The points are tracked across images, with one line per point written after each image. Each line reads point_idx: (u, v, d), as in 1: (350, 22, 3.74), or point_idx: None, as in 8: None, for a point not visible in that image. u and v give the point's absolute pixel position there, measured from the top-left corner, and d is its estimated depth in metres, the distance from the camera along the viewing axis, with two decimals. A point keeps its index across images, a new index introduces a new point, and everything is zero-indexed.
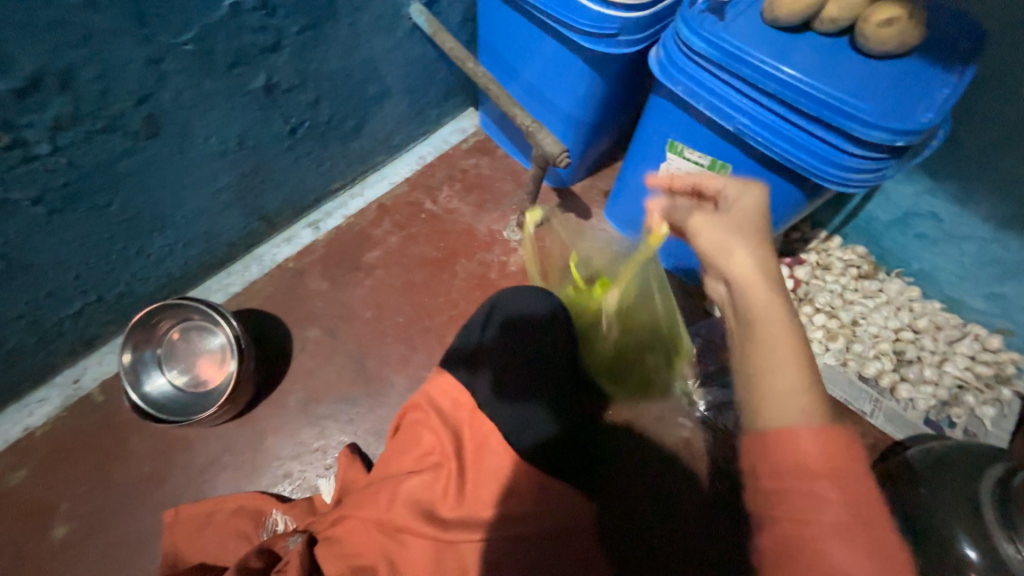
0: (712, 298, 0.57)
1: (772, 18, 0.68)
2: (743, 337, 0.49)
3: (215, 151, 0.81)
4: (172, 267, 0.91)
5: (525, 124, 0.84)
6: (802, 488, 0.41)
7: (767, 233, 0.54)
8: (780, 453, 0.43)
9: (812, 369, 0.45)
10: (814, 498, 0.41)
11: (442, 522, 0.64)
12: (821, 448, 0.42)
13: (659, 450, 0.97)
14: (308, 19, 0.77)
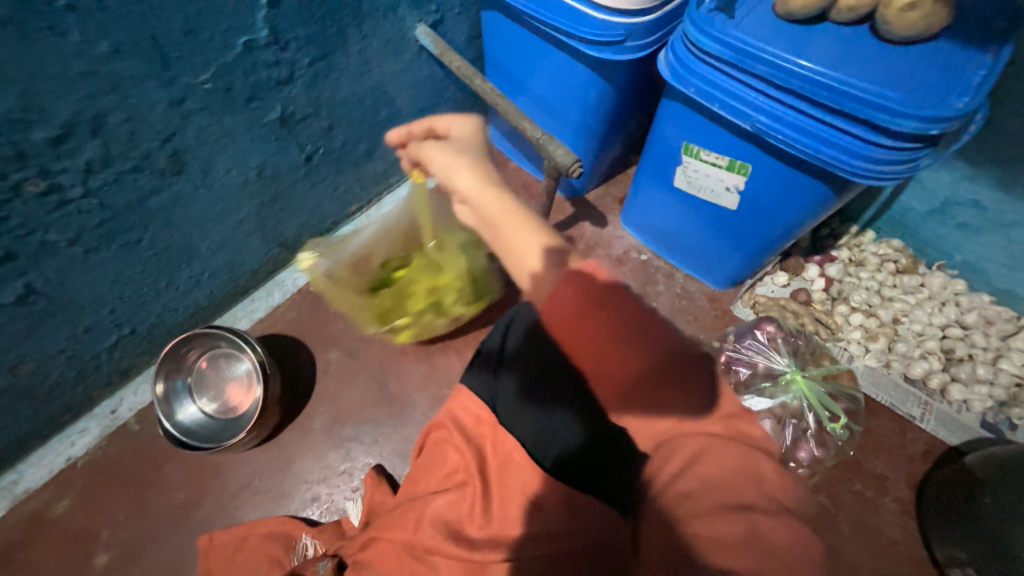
0: (462, 217, 0.72)
1: (786, 12, 0.66)
2: (489, 231, 0.68)
3: (236, 182, 0.84)
4: (199, 297, 0.94)
5: (535, 137, 0.84)
6: (600, 346, 0.55)
7: (480, 148, 0.73)
8: (566, 319, 0.57)
9: (543, 226, 0.63)
10: (608, 347, 0.55)
11: (470, 543, 0.63)
12: (584, 300, 0.56)
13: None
14: (319, 50, 0.79)
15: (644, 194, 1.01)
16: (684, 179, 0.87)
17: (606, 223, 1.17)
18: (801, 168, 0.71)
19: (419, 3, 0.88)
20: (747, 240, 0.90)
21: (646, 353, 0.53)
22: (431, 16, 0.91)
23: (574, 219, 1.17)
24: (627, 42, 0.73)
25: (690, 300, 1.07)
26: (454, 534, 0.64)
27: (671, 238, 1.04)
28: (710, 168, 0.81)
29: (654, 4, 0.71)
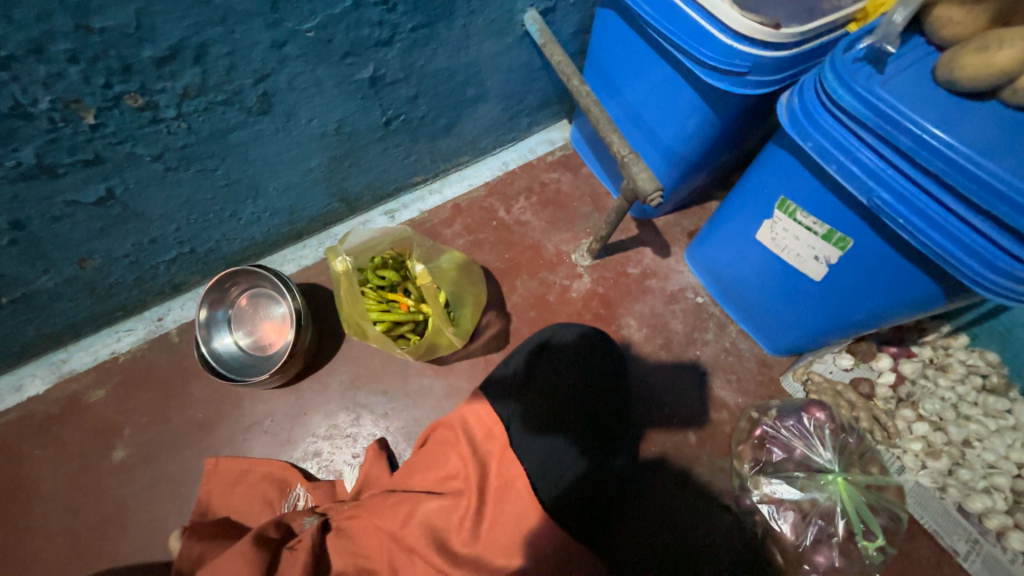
0: None
1: (948, 80, 0.57)
2: None
3: (315, 133, 0.84)
4: (256, 233, 0.97)
5: (620, 154, 0.78)
6: None
7: None
8: None
9: None
10: None
11: (452, 556, 0.62)
12: None
13: (694, 524, 0.87)
14: (425, 18, 0.77)
15: (719, 236, 0.93)
16: (770, 235, 0.80)
17: (667, 253, 1.11)
18: (910, 259, 0.63)
19: None
20: (821, 315, 0.82)
21: None
22: (544, 2, 0.87)
23: (634, 241, 1.11)
24: (749, 75, 0.66)
25: (737, 357, 1.00)
26: (439, 542, 0.63)
27: (736, 290, 0.97)
28: (803, 231, 0.73)
29: (792, 39, 0.63)
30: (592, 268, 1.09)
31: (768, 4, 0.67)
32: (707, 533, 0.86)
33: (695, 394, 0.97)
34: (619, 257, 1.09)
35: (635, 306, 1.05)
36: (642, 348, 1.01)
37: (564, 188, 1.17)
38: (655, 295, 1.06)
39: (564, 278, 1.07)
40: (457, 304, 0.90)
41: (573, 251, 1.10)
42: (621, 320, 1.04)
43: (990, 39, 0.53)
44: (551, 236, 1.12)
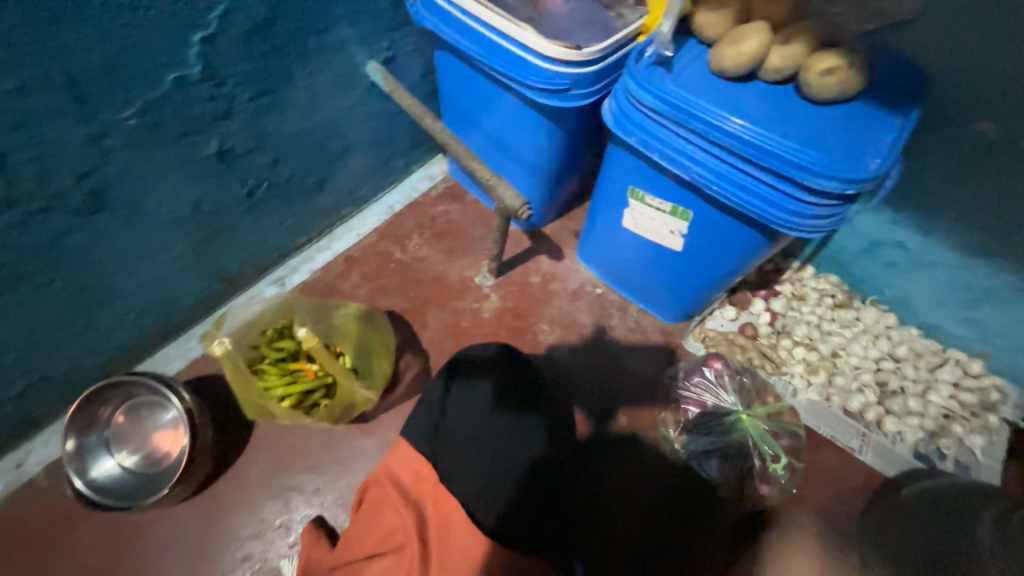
0: None
1: (719, 70, 0.70)
2: None
3: (167, 220, 0.79)
4: (124, 337, 0.87)
5: (484, 178, 0.84)
6: None
7: None
8: None
9: None
10: None
11: None
12: None
13: (638, 493, 0.93)
14: (261, 87, 0.77)
15: (597, 230, 1.02)
16: (632, 220, 0.89)
17: (562, 255, 1.18)
18: (734, 218, 0.74)
19: (370, 41, 0.87)
20: (693, 280, 0.92)
21: None
22: (382, 52, 0.91)
23: (530, 252, 1.17)
24: (571, 90, 0.75)
25: (644, 334, 1.08)
26: None
27: (624, 274, 1.06)
28: (655, 212, 0.83)
29: (596, 55, 0.73)
30: (497, 286, 1.12)
31: (570, 30, 0.77)
32: (653, 501, 0.92)
33: (616, 378, 1.03)
34: (520, 270, 1.15)
35: (545, 311, 1.10)
36: (560, 349, 1.06)
37: (454, 217, 1.21)
38: (560, 297, 1.12)
39: (473, 302, 1.09)
40: (366, 359, 0.88)
41: (476, 274, 1.13)
42: (536, 327, 1.08)
43: (735, 35, 0.68)
44: (451, 266, 1.14)
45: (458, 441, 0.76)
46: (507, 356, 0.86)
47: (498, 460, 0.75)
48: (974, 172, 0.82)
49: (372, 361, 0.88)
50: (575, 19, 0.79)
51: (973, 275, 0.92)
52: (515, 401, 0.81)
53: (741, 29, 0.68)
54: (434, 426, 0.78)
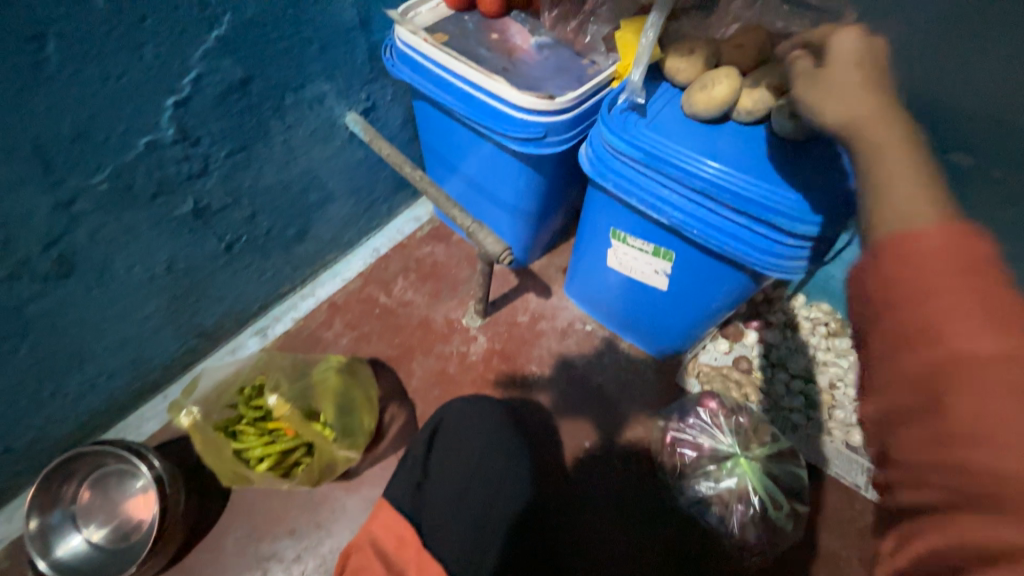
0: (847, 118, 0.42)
1: (692, 113, 0.70)
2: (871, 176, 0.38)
3: (140, 279, 0.78)
4: (96, 401, 0.84)
5: (465, 225, 0.83)
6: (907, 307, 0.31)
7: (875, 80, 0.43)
8: (910, 266, 0.32)
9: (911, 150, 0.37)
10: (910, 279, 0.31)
11: None
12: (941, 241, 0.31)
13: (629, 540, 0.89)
14: (237, 144, 0.77)
15: (582, 269, 1.01)
16: (616, 260, 0.88)
17: (550, 293, 1.17)
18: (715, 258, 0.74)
19: (349, 94, 0.88)
20: (680, 318, 0.91)
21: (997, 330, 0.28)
22: (361, 104, 0.92)
23: (517, 291, 1.16)
24: (547, 138, 0.75)
25: (635, 371, 1.06)
26: None
27: (611, 311, 1.04)
28: (637, 252, 0.83)
29: (569, 104, 0.74)
30: (484, 327, 1.10)
31: (543, 79, 0.78)
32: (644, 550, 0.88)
33: (608, 419, 1.00)
34: (507, 310, 1.13)
35: (534, 352, 1.08)
36: (550, 390, 1.03)
37: (439, 258, 1.20)
38: (549, 336, 1.10)
39: (460, 345, 1.07)
40: (349, 417, 0.84)
41: (462, 316, 1.11)
42: (525, 369, 1.05)
43: (703, 83, 0.68)
44: (437, 308, 1.12)
45: (444, 502, 0.74)
46: (495, 406, 0.85)
47: (486, 516, 0.73)
48: None
49: (354, 419, 0.84)
50: (548, 68, 0.80)
51: None
52: (498, 454, 0.80)
53: (709, 75, 0.68)
54: (418, 483, 0.75)
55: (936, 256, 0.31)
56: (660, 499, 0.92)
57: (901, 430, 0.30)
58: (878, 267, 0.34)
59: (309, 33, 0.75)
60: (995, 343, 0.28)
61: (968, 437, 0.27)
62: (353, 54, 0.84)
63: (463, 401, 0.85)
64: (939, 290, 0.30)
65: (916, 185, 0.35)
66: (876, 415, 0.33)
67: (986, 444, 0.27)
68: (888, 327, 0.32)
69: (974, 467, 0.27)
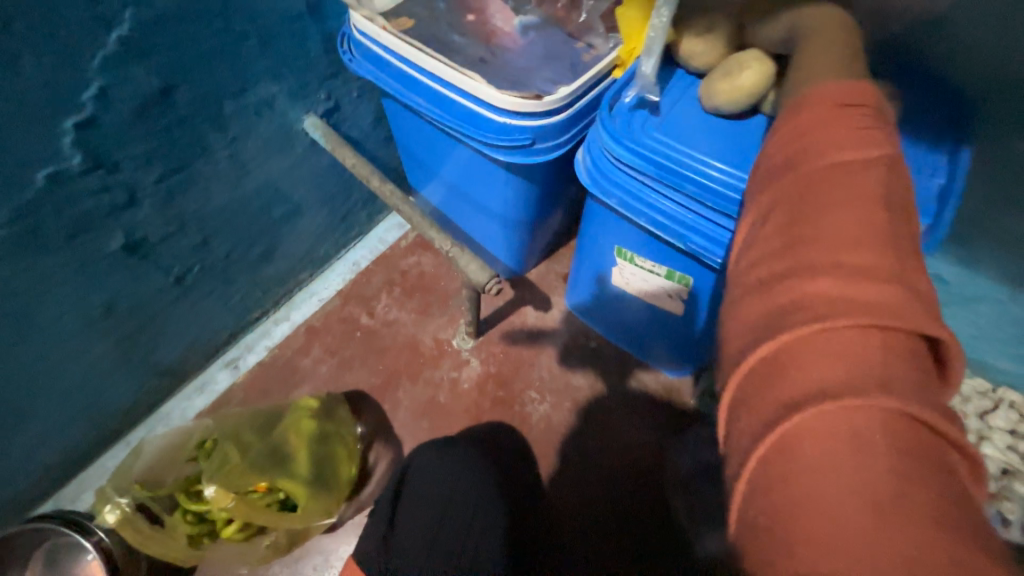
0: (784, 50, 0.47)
1: (713, 109, 0.57)
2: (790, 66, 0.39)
3: (73, 327, 0.68)
4: (46, 458, 0.76)
5: (444, 248, 0.71)
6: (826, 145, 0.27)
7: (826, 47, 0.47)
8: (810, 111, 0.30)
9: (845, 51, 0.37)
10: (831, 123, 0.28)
11: None
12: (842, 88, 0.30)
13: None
14: (169, 165, 0.65)
15: (584, 284, 0.89)
16: (622, 279, 0.76)
17: (549, 305, 1.05)
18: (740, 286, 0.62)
19: (303, 94, 0.75)
20: (698, 342, 0.79)
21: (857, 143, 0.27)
22: (321, 104, 0.79)
23: (514, 305, 1.04)
24: (536, 145, 0.62)
25: (647, 393, 0.95)
26: None
27: (618, 328, 0.93)
28: (646, 273, 0.71)
29: (561, 101, 0.60)
30: (477, 348, 0.99)
31: (531, 70, 0.64)
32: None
33: (617, 450, 0.90)
34: (502, 327, 1.02)
35: (533, 375, 0.97)
36: (552, 418, 0.93)
37: (426, 269, 1.08)
38: (549, 355, 0.99)
39: (451, 369, 0.97)
40: (330, 471, 0.75)
41: (453, 337, 1.00)
42: (524, 395, 0.95)
43: (729, 70, 0.54)
44: (425, 328, 1.01)
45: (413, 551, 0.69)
46: (460, 447, 0.81)
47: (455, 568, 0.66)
48: None
49: (337, 472, 0.76)
50: (537, 56, 0.66)
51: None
52: (472, 493, 0.76)
53: (735, 60, 0.54)
54: (382, 538, 0.70)
55: (838, 105, 0.29)
56: (677, 543, 0.82)
57: (792, 294, 0.24)
58: (793, 114, 0.31)
59: (243, 25, 0.62)
60: (855, 159, 0.27)
61: (814, 263, 0.25)
62: (303, 47, 0.70)
63: (429, 445, 0.83)
64: (829, 127, 0.28)
65: (832, 64, 0.34)
66: (763, 276, 0.26)
67: (833, 268, 0.24)
68: (787, 180, 0.28)
69: (832, 280, 0.24)
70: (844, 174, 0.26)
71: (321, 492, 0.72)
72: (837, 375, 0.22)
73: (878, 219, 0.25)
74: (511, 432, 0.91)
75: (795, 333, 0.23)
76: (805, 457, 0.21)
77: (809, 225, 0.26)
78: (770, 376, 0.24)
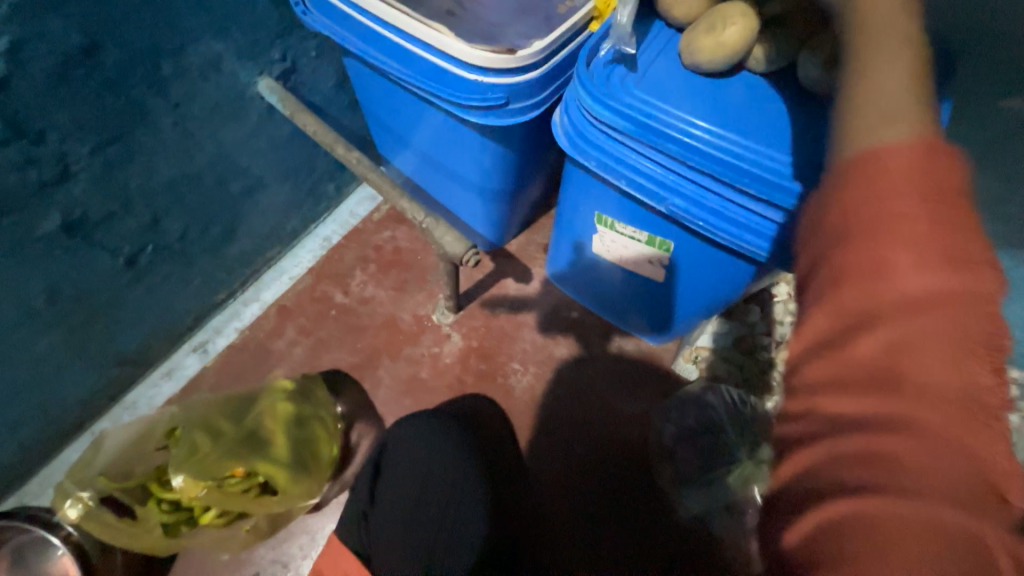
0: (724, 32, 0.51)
1: (695, 66, 0.54)
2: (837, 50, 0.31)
3: (14, 317, 0.62)
4: (2, 455, 0.72)
5: (417, 220, 0.68)
6: (877, 240, 0.23)
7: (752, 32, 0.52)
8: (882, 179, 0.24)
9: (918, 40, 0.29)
10: (893, 216, 0.24)
11: None
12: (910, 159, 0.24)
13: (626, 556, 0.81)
14: (105, 135, 0.59)
15: (564, 254, 0.87)
16: (603, 247, 0.75)
17: (530, 276, 1.03)
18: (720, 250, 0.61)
19: (254, 54, 0.68)
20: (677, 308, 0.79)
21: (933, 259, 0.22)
22: (275, 65, 0.72)
23: (494, 277, 1.02)
24: (510, 106, 0.58)
25: (629, 360, 0.96)
26: None
27: (599, 298, 0.92)
28: (627, 240, 0.70)
29: (536, 57, 0.56)
30: (458, 322, 0.97)
31: (503, 24, 0.60)
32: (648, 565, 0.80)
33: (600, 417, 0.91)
34: (483, 300, 1.00)
35: (516, 347, 0.96)
36: (536, 390, 0.93)
37: (402, 244, 1.04)
38: (531, 327, 0.98)
39: (432, 345, 0.95)
40: (312, 453, 0.73)
41: (433, 312, 0.98)
42: (507, 367, 0.94)
43: (710, 24, 0.52)
44: (403, 304, 0.98)
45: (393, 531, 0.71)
46: (443, 425, 0.78)
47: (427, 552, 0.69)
48: None
49: (318, 455, 0.74)
50: (509, 7, 0.61)
51: None
52: (453, 476, 0.75)
53: (716, 15, 0.52)
54: (361, 514, 0.73)
55: (917, 181, 0.24)
56: (661, 501, 0.84)
57: (838, 412, 0.22)
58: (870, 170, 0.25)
59: None
60: (920, 214, 0.23)
61: (859, 379, 0.22)
62: None
63: (410, 418, 0.79)
64: (910, 229, 0.23)
65: (906, 92, 0.26)
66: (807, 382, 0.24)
67: (887, 401, 0.22)
68: (844, 277, 0.24)
69: (885, 402, 0.22)
70: (925, 316, 0.22)
71: (302, 476, 0.71)
72: (926, 489, 0.20)
73: (969, 365, 0.22)
74: (494, 406, 0.91)
75: (845, 447, 0.22)
76: (885, 539, 0.20)
77: (899, 339, 0.22)
78: (863, 468, 0.21)
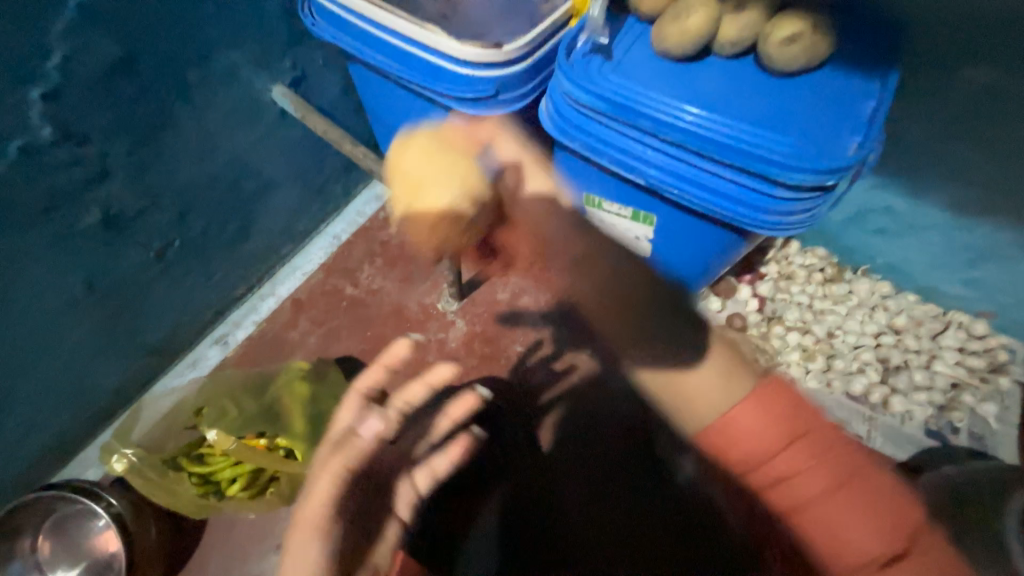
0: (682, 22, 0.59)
1: (664, 51, 0.60)
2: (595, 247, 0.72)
3: (57, 305, 0.68)
4: (44, 438, 0.78)
5: (419, 205, 0.74)
6: (769, 470, 0.41)
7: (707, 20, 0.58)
8: (737, 448, 0.41)
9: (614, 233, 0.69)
10: (786, 461, 0.40)
11: None
12: (747, 417, 0.41)
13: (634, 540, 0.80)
14: (138, 137, 0.66)
15: None
16: None
17: None
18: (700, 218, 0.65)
19: (268, 63, 0.76)
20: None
21: (769, 425, 0.41)
22: (287, 73, 0.79)
23: (494, 267, 1.08)
24: (499, 95, 0.65)
25: None
26: None
27: None
28: (615, 217, 0.75)
29: (521, 51, 0.62)
30: (461, 310, 1.03)
31: (490, 23, 0.66)
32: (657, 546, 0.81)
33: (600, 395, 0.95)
34: (485, 288, 1.05)
35: (517, 331, 1.01)
36: (537, 370, 0.97)
37: (407, 239, 1.10)
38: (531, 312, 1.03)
39: (437, 331, 1.00)
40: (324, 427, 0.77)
41: (438, 300, 1.03)
42: (509, 350, 0.99)
43: (675, 16, 0.58)
44: (409, 294, 1.04)
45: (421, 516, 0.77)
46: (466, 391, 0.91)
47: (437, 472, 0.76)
48: (962, 123, 0.73)
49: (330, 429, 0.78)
50: (495, 9, 0.68)
51: (970, 235, 0.85)
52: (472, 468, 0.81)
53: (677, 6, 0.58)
54: None
55: (787, 475, 0.40)
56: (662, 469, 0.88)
57: None
58: (701, 408, 0.44)
59: None
60: (788, 451, 0.40)
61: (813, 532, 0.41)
62: (263, 13, 0.71)
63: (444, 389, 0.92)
64: (775, 450, 0.41)
65: (710, 407, 0.43)
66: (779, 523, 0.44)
67: (843, 547, 0.39)
68: (800, 523, 0.41)
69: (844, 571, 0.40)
70: (824, 508, 0.40)
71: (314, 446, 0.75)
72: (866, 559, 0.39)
73: (878, 520, 0.39)
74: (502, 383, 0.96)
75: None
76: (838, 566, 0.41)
77: (813, 498, 0.40)
78: (817, 539, 0.41)
